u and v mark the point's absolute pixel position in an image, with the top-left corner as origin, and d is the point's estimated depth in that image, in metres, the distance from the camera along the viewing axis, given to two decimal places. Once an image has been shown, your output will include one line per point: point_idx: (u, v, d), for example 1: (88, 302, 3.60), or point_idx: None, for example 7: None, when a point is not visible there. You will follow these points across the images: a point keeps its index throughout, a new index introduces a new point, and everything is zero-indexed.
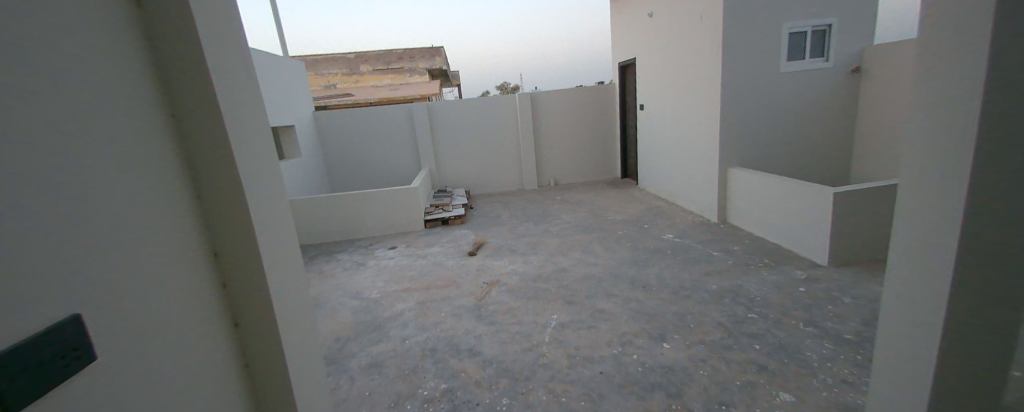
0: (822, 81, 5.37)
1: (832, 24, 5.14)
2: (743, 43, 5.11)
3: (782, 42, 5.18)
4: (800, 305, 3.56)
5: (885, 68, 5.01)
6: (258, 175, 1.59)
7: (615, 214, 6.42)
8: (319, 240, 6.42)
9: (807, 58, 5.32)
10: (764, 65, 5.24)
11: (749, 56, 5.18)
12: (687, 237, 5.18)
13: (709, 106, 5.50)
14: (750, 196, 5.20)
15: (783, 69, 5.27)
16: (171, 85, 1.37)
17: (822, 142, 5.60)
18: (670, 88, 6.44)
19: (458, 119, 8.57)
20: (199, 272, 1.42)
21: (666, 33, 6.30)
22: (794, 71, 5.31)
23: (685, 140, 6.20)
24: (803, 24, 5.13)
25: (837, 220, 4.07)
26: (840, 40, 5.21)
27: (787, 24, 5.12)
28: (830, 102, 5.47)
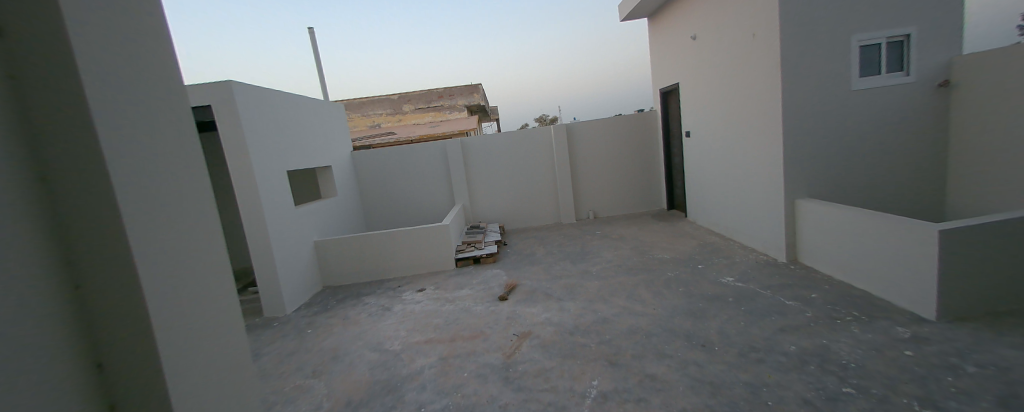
0: (907, 97, 4.59)
1: (911, 35, 4.45)
2: (803, 59, 4.53)
3: (851, 58, 4.54)
4: (910, 377, 2.68)
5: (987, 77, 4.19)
6: (177, 250, 1.23)
7: (663, 252, 5.78)
8: (350, 281, 6.27)
9: (883, 73, 4.59)
10: (831, 82, 4.59)
11: (813, 73, 4.57)
12: (751, 280, 4.46)
13: (768, 130, 4.87)
14: (826, 232, 4.41)
15: (855, 87, 4.59)
16: (48, 141, 1.04)
17: (913, 166, 4.73)
18: (719, 113, 5.86)
19: (491, 153, 8.36)
20: (68, 394, 1.03)
21: (713, 55, 5.81)
22: (868, 87, 4.59)
23: (741, 168, 5.54)
24: (875, 35, 4.46)
25: (951, 263, 3.23)
26: (924, 49, 4.48)
27: (855, 37, 4.49)
28: (919, 120, 4.64)
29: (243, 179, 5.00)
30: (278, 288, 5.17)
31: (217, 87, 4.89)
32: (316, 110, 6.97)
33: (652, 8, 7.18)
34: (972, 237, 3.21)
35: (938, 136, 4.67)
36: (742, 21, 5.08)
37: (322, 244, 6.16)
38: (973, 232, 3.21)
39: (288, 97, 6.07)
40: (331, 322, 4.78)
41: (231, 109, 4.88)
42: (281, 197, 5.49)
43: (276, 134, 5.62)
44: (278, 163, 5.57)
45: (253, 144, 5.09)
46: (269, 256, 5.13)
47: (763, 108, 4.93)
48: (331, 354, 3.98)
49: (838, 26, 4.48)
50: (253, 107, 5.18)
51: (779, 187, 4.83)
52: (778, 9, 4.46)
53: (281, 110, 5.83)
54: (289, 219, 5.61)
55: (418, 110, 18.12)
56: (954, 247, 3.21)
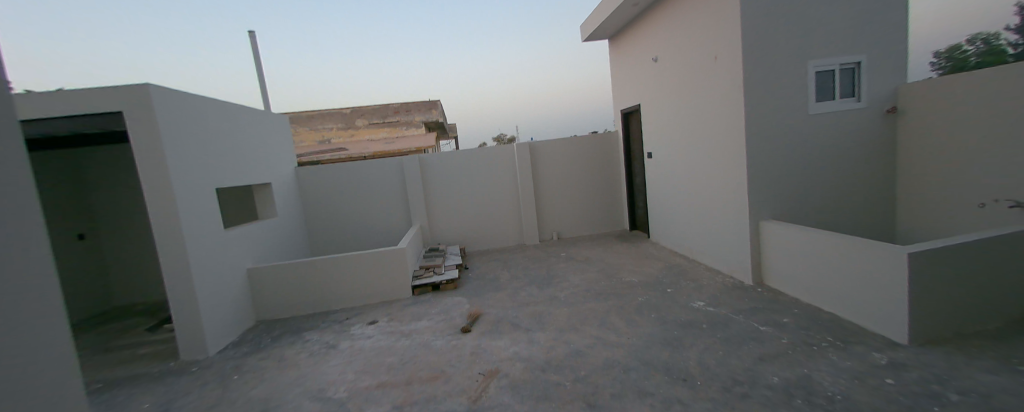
0: (857, 123, 4.81)
1: (862, 62, 4.68)
2: (765, 83, 4.63)
3: (809, 82, 4.70)
4: (899, 409, 2.61)
5: (929, 106, 4.47)
6: None
7: (631, 275, 5.62)
8: (290, 314, 5.55)
9: (836, 98, 4.79)
10: (790, 106, 4.71)
11: (774, 97, 4.67)
12: (722, 305, 4.36)
13: (732, 152, 4.90)
14: (791, 254, 4.42)
15: (813, 111, 4.74)
16: None
17: (863, 189, 4.93)
18: (682, 135, 5.90)
19: (452, 171, 7.98)
20: None
21: (674, 78, 5.88)
22: (824, 111, 4.76)
23: (704, 190, 5.56)
24: (830, 62, 4.66)
25: (917, 285, 3.26)
26: (870, 78, 4.73)
27: (813, 62, 4.66)
28: (868, 144, 4.86)
29: (159, 198, 4.25)
30: (199, 325, 4.40)
31: (129, 92, 4.19)
32: (255, 122, 6.28)
33: (614, 30, 7.28)
34: (937, 259, 3.27)
35: (884, 161, 4.91)
36: (704, 45, 5.16)
37: (258, 272, 5.43)
38: (937, 254, 3.27)
39: (220, 105, 5.40)
40: (263, 366, 4.08)
41: (147, 117, 4.19)
42: (207, 219, 4.76)
43: (203, 146, 4.91)
44: (205, 180, 4.85)
45: (173, 157, 4.36)
46: (189, 288, 4.37)
47: (726, 130, 4.96)
48: (261, 407, 3.33)
49: (795, 53, 4.63)
50: (175, 114, 4.49)
51: (744, 208, 4.84)
52: (740, 34, 4.54)
53: (210, 120, 5.14)
54: (217, 244, 4.87)
55: (372, 126, 17.35)
56: (920, 270, 3.25)
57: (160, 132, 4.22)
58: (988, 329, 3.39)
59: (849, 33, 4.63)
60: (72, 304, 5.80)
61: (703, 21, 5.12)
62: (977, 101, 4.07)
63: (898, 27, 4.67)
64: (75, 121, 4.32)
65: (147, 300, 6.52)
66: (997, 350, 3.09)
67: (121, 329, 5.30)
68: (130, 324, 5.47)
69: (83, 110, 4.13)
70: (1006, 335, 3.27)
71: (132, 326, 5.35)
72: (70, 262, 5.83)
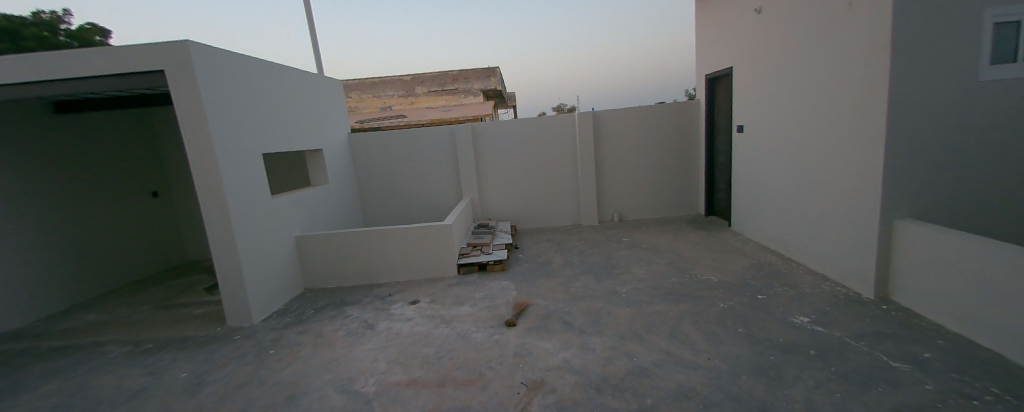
0: None
1: None
2: (934, 32, 3.27)
3: (983, 37, 3.28)
4: None
5: None
6: None
7: (708, 272, 4.76)
8: (335, 283, 5.43)
9: (1017, 62, 3.37)
10: (971, 64, 3.30)
11: (948, 50, 3.29)
12: (831, 325, 3.41)
13: (856, 125, 3.69)
14: (937, 269, 3.20)
15: (985, 76, 3.32)
16: None
17: None
18: (786, 105, 4.71)
19: (506, 141, 7.37)
20: None
21: (782, 31, 4.65)
22: (998, 79, 3.34)
23: (811, 175, 4.41)
24: (1017, 10, 3.26)
25: None
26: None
27: (991, 8, 3.24)
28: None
29: (200, 162, 4.14)
30: (243, 292, 4.34)
31: (171, 51, 4.04)
32: (303, 84, 6.05)
33: None
34: None
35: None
36: None
37: (303, 240, 5.32)
38: None
39: (266, 66, 5.20)
40: (299, 341, 3.91)
41: (189, 78, 4.04)
42: (250, 184, 4.61)
43: (249, 109, 4.75)
44: (249, 144, 4.69)
45: (217, 121, 4.22)
46: (231, 253, 4.28)
47: (851, 101, 3.73)
48: (285, 394, 3.11)
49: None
50: (216, 73, 4.31)
51: (867, 202, 3.64)
52: None
53: (257, 82, 4.96)
54: (261, 211, 4.74)
55: (431, 93, 17.06)
56: None
57: (199, 91, 4.06)
58: None
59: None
60: (147, 257, 6.20)
61: None
62: None
63: None
64: (126, 81, 4.25)
65: (206, 256, 6.85)
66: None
67: (186, 286, 5.54)
68: (192, 280, 5.71)
69: (129, 68, 4.11)
70: None
71: (196, 284, 5.57)
72: (146, 218, 6.20)
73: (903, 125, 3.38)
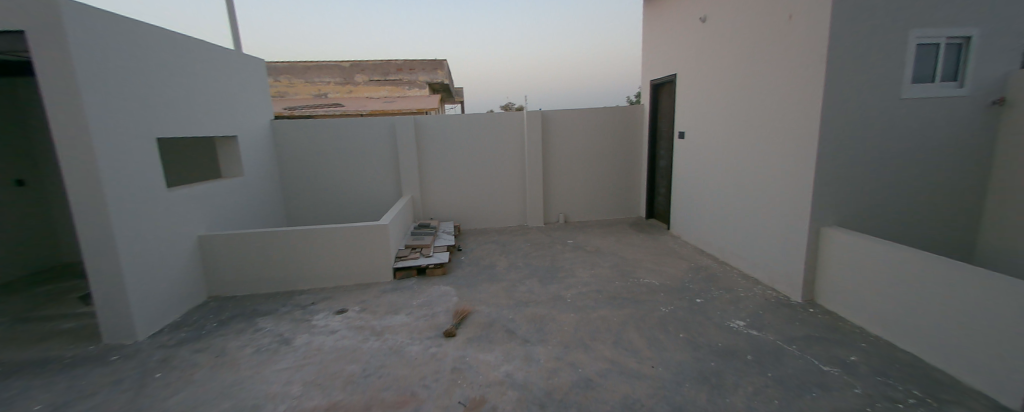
0: (957, 116, 3.65)
1: (974, 37, 3.49)
2: (861, 51, 3.45)
3: (904, 59, 3.51)
4: None
5: None
6: None
7: (651, 275, 4.78)
8: (249, 290, 4.75)
9: (935, 81, 3.60)
10: (890, 83, 3.53)
11: (872, 68, 3.49)
12: (765, 329, 3.50)
13: (792, 134, 3.85)
14: (861, 276, 3.40)
15: (904, 96, 3.56)
16: None
17: (964, 198, 3.84)
18: (727, 114, 4.86)
19: (451, 137, 7.00)
20: None
21: (725, 42, 4.78)
22: (916, 98, 3.58)
23: (747, 183, 4.56)
24: (938, 32, 3.45)
25: None
26: (1000, 53, 3.55)
27: (912, 32, 3.46)
28: (978, 142, 3.73)
29: (68, 144, 3.35)
30: (125, 304, 3.60)
31: (31, 6, 3.22)
32: (216, 60, 5.26)
33: None
34: None
35: (996, 166, 3.76)
36: (773, 3, 4.01)
37: (212, 239, 4.60)
38: None
39: (165, 39, 4.39)
40: (195, 361, 3.30)
41: (58, 43, 3.25)
42: (140, 174, 3.85)
43: (140, 87, 3.97)
44: (140, 128, 3.93)
45: (96, 99, 3.46)
46: (111, 257, 3.53)
47: (787, 112, 3.90)
48: None
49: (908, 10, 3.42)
50: (95, 36, 3.53)
51: (798, 209, 3.81)
52: None
53: (152, 56, 4.17)
54: (154, 206, 3.99)
55: (373, 82, 16.08)
56: None
57: (71, 57, 3.28)
58: None
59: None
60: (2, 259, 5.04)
61: None
62: None
63: None
64: None
65: (77, 257, 5.79)
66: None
67: (53, 294, 4.56)
68: (61, 287, 4.71)
69: None
70: None
71: (67, 292, 4.60)
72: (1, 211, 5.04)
73: (832, 138, 3.55)
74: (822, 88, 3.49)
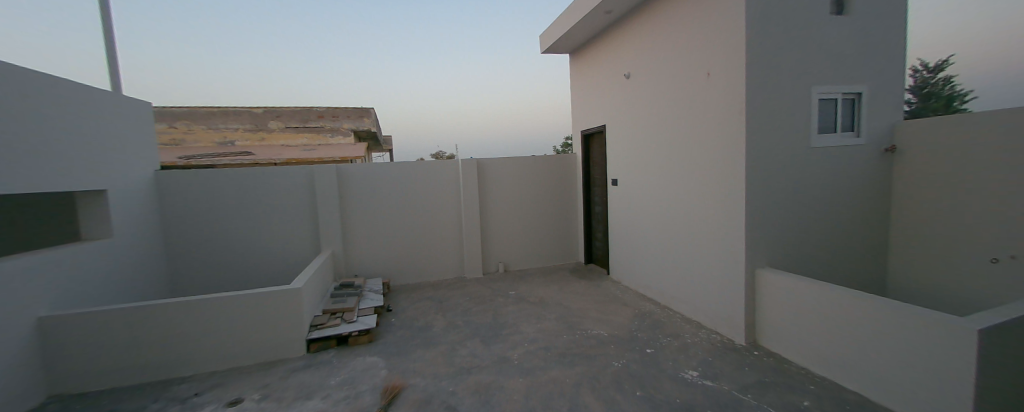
0: (855, 161, 4.09)
1: (862, 93, 4.01)
2: (772, 104, 3.77)
3: (813, 111, 3.91)
4: None
5: (927, 151, 3.90)
6: None
7: (598, 325, 4.57)
8: (102, 385, 3.65)
9: (838, 131, 4.05)
10: (800, 133, 3.89)
11: (786, 118, 3.83)
12: (718, 378, 3.39)
13: (719, 178, 4.04)
14: (797, 315, 3.48)
15: (816, 144, 3.94)
16: None
17: (869, 234, 4.23)
18: (656, 160, 5.06)
19: (380, 186, 6.50)
20: None
21: (650, 96, 5.07)
22: (824, 145, 3.97)
23: (682, 227, 4.68)
24: (834, 88, 3.93)
25: (985, 373, 2.40)
26: (879, 107, 4.09)
27: (815, 87, 3.89)
28: (874, 184, 4.18)
29: None
30: None
31: None
32: (83, 99, 4.38)
33: (580, 41, 6.46)
34: (1013, 335, 2.45)
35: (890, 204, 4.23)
36: (692, 61, 4.34)
37: (50, 321, 3.51)
38: (1009, 327, 2.43)
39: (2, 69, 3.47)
40: None
41: None
42: None
43: None
44: None
45: None
46: None
47: (714, 160, 4.11)
48: None
49: (808, 68, 3.85)
50: None
51: (732, 252, 3.92)
52: (740, 44, 3.71)
53: None
54: None
55: (290, 129, 15.00)
56: (986, 352, 2.39)
57: None
58: None
59: (862, 53, 4.00)
60: None
61: (690, 32, 4.34)
62: (982, 141, 3.49)
63: (896, 55, 4.10)
64: None
65: None
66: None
67: None
68: None
69: None
70: None
71: None
72: None
73: (757, 183, 3.77)
74: (743, 136, 3.74)
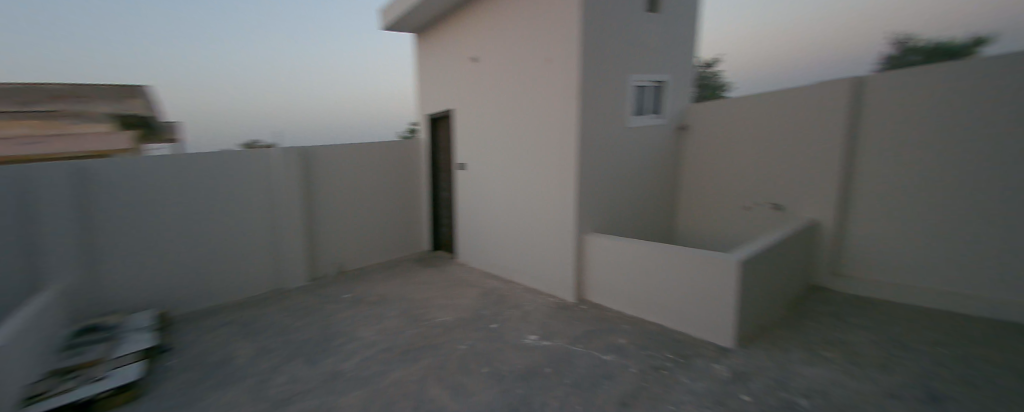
0: (658, 139, 4.81)
1: (666, 81, 4.70)
2: (598, 87, 4.05)
3: (629, 95, 4.37)
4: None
5: (706, 128, 4.85)
6: None
7: (444, 311, 4.37)
8: None
9: (649, 111, 4.73)
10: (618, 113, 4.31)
11: (608, 101, 4.18)
12: (555, 337, 3.58)
13: (554, 158, 4.26)
14: (615, 271, 3.90)
15: (630, 124, 4.45)
16: None
17: (663, 196, 5.06)
18: (500, 142, 5.05)
19: (144, 183, 4.38)
20: None
21: (494, 79, 5.00)
22: (636, 125, 4.52)
23: (522, 201, 4.81)
24: (646, 76, 4.47)
25: (744, 296, 2.97)
26: (676, 95, 4.86)
27: (631, 74, 4.35)
28: (669, 155, 5.01)
29: None
30: None
31: None
32: None
33: (425, 21, 5.98)
34: (758, 265, 3.09)
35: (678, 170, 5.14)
36: (532, 47, 4.37)
37: None
38: (756, 259, 3.08)
39: None
40: None
41: None
42: None
43: None
44: None
45: None
46: None
47: (552, 140, 4.25)
48: None
49: (629, 56, 4.29)
50: None
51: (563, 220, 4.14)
52: (576, 29, 3.81)
53: None
54: None
55: None
56: (744, 281, 2.96)
57: None
58: (778, 319, 3.39)
59: (669, 46, 4.66)
60: None
61: (534, 15, 4.30)
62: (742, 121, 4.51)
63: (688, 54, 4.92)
64: None
65: None
66: (798, 333, 3.17)
67: None
68: None
69: None
70: (790, 324, 3.33)
71: None
72: None
73: (586, 160, 4.05)
74: (575, 118, 3.96)
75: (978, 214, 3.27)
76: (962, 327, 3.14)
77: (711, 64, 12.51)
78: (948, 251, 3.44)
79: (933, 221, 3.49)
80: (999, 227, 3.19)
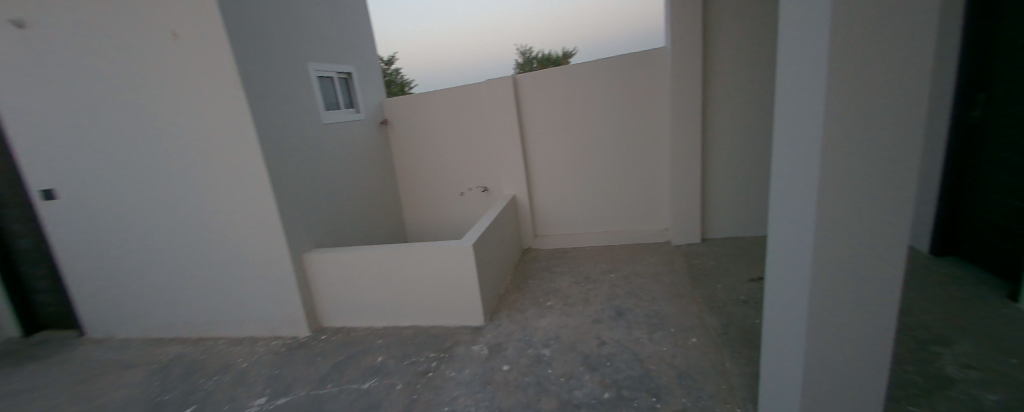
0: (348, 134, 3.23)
1: (351, 73, 3.37)
2: (280, 69, 2.53)
3: (315, 85, 2.89)
4: (732, 343, 1.75)
5: (414, 120, 3.68)
6: None
7: (85, 401, 2.17)
8: None
9: (342, 108, 3.28)
10: (315, 101, 2.85)
11: (291, 79, 2.63)
12: (251, 376, 2.21)
13: (159, 162, 2.44)
14: (303, 282, 2.55)
15: (329, 120, 2.99)
16: None
17: None
18: (36, 163, 2.58)
19: None
20: None
21: (105, 33, 2.27)
22: (334, 122, 3.04)
23: (128, 254, 2.69)
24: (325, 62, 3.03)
25: (482, 282, 2.39)
26: (370, 85, 3.67)
27: (317, 60, 2.94)
28: None
29: None
30: None
31: None
32: None
33: None
34: (489, 240, 2.62)
35: None
36: None
37: None
38: (485, 237, 2.52)
39: None
40: None
41: None
42: None
43: None
44: None
45: None
46: None
47: (219, 152, 2.34)
48: None
49: (299, 38, 2.76)
50: None
51: (238, 263, 2.56)
52: (210, 40, 2.16)
53: None
54: None
55: None
56: (480, 264, 2.37)
57: None
58: (528, 246, 3.62)
59: (340, 29, 3.31)
60: None
61: None
62: None
63: None
64: None
65: None
66: (523, 294, 2.60)
67: None
68: None
69: None
70: (531, 248, 3.59)
71: None
72: None
73: (305, 171, 2.65)
74: (254, 114, 2.26)
75: (610, 153, 3.33)
76: (632, 249, 3.24)
77: (387, 62, 12.65)
78: (592, 191, 3.45)
79: (593, 173, 3.41)
80: (645, 151, 3.26)
